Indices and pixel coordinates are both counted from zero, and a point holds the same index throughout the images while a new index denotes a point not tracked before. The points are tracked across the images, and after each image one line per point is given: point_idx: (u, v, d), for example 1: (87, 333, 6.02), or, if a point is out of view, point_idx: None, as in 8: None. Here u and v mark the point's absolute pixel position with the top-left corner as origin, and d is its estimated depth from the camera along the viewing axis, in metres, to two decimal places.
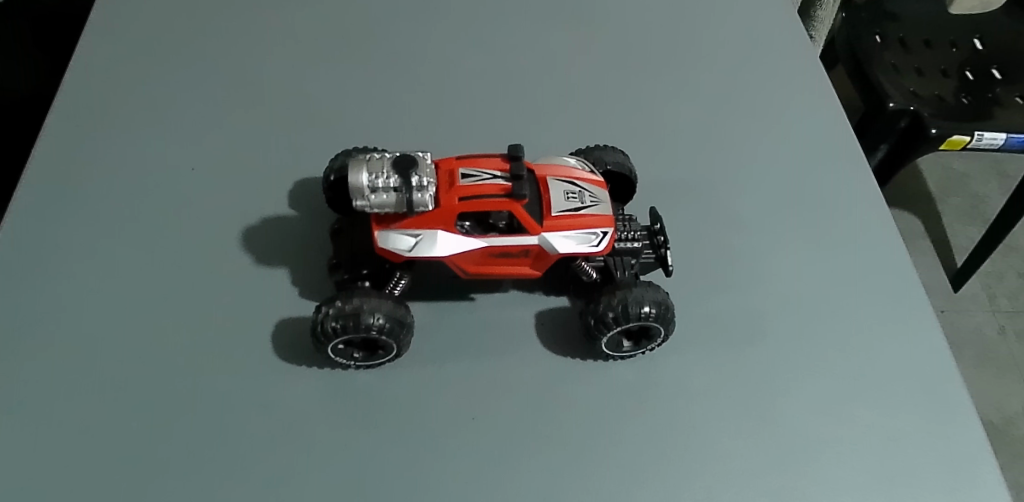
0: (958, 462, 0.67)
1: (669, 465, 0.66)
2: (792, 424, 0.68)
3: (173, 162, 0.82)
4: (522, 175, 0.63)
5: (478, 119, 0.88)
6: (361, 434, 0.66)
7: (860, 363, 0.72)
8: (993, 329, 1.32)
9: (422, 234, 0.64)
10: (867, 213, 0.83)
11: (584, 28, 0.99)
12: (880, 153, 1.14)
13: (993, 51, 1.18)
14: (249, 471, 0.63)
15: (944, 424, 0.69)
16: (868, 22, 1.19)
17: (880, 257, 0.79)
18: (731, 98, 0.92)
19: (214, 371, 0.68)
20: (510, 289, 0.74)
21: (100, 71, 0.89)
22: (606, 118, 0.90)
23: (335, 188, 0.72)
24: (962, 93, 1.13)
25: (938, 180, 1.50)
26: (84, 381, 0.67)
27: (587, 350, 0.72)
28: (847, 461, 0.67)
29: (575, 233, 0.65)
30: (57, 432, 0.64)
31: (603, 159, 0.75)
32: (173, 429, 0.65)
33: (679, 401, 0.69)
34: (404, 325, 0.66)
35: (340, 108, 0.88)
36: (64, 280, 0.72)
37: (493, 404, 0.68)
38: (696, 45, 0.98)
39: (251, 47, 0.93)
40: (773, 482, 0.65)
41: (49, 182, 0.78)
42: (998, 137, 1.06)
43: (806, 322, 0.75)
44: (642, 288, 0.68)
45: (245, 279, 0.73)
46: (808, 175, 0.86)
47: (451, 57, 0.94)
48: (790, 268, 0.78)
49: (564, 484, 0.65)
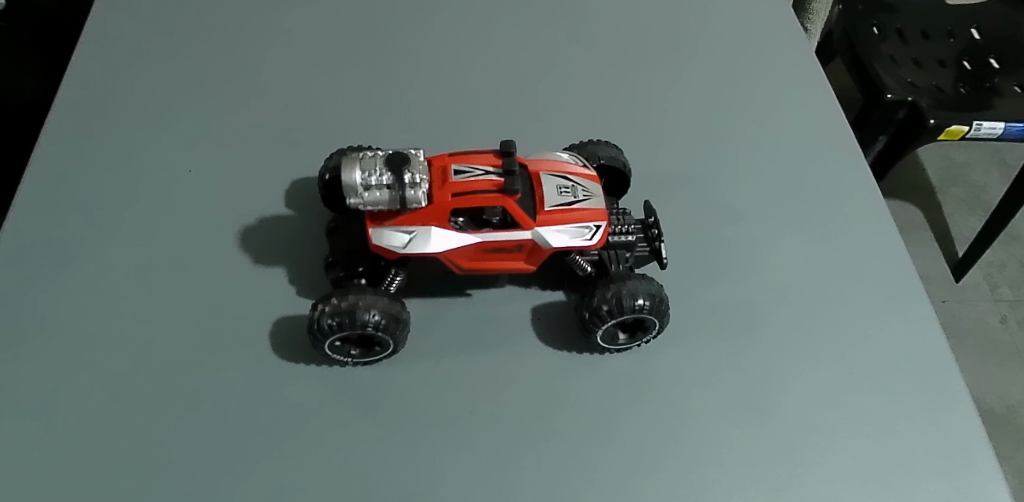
0: (956, 449, 0.67)
1: (668, 457, 0.66)
2: (790, 414, 0.69)
3: (170, 163, 0.82)
4: (514, 170, 0.63)
5: (475, 116, 0.89)
6: (361, 431, 0.66)
7: (857, 352, 0.72)
8: (995, 318, 1.33)
9: (415, 230, 0.64)
10: (864, 203, 0.83)
11: (580, 23, 0.99)
12: (879, 144, 1.14)
13: (991, 40, 1.18)
14: (249, 468, 0.64)
15: (942, 412, 0.69)
16: (865, 13, 1.19)
17: (877, 248, 0.79)
18: (727, 91, 0.93)
19: (213, 370, 0.69)
20: (506, 285, 0.75)
21: (96, 75, 0.89)
22: (602, 112, 0.90)
23: (329, 187, 0.73)
24: (959, 82, 1.13)
25: (937, 170, 1.50)
26: (84, 382, 0.67)
27: (583, 344, 0.72)
28: (846, 450, 0.67)
29: (568, 227, 0.66)
30: (57, 433, 0.65)
31: (596, 153, 0.76)
32: (174, 428, 0.65)
33: (677, 392, 0.70)
34: (400, 321, 0.66)
35: (336, 108, 0.88)
36: (62, 283, 0.73)
37: (491, 399, 0.68)
38: (692, 39, 0.98)
39: (247, 48, 0.94)
40: (770, 473, 0.66)
41: (47, 186, 0.79)
42: (996, 126, 1.06)
43: (804, 312, 0.75)
44: (636, 280, 0.68)
45: (242, 279, 0.74)
46: (804, 167, 0.86)
47: (446, 55, 0.94)
48: (787, 259, 0.79)
49: (563, 477, 0.65)
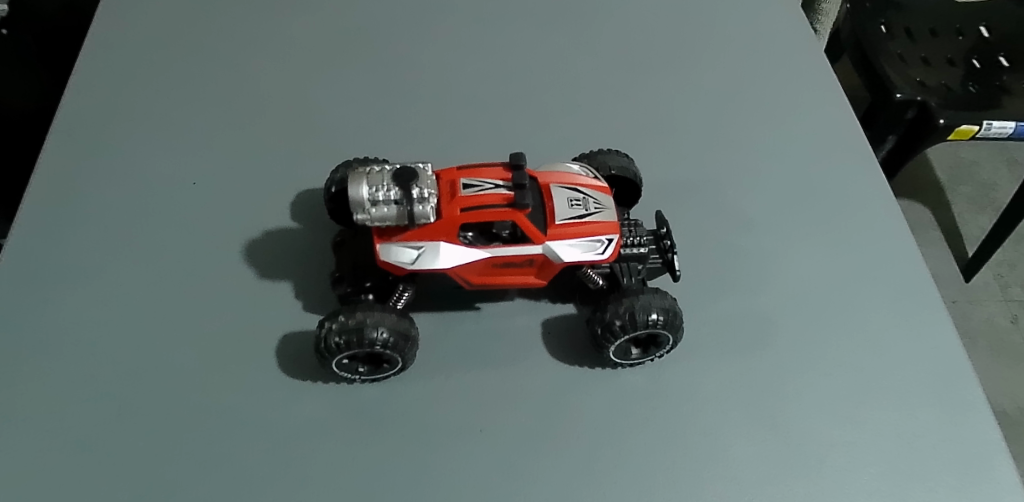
0: (973, 459, 0.66)
1: (680, 472, 0.65)
2: (803, 426, 0.67)
3: (173, 176, 0.81)
4: (525, 184, 0.62)
5: (480, 123, 0.87)
6: (368, 448, 0.65)
7: (872, 361, 0.71)
8: (1006, 318, 1.31)
9: (424, 246, 0.63)
10: (877, 209, 0.82)
11: (588, 29, 0.98)
12: (888, 145, 1.12)
13: (1000, 38, 1.16)
14: (255, 489, 0.63)
15: (959, 421, 0.68)
16: (872, 12, 1.16)
17: (892, 255, 0.78)
18: (736, 95, 0.91)
19: (219, 388, 0.67)
20: (515, 298, 0.74)
21: (98, 88, 0.88)
22: (610, 120, 0.89)
23: (335, 200, 0.71)
24: (968, 81, 1.11)
25: (947, 170, 1.48)
26: (87, 402, 0.66)
27: (595, 358, 0.71)
28: (861, 462, 0.66)
29: (580, 241, 0.64)
30: (61, 455, 0.63)
31: (606, 163, 0.74)
32: (179, 448, 0.64)
33: (689, 405, 0.68)
34: (409, 339, 0.65)
35: (340, 118, 0.87)
36: (64, 302, 0.71)
37: (500, 414, 0.67)
38: (700, 43, 0.97)
39: (249, 58, 0.93)
40: (784, 486, 0.64)
41: (49, 201, 0.78)
42: (1006, 125, 1.05)
43: (817, 322, 0.74)
44: (650, 294, 0.67)
45: (247, 294, 0.73)
46: (816, 173, 0.84)
47: (451, 62, 0.93)
48: (799, 267, 0.77)
49: (572, 492, 0.64)
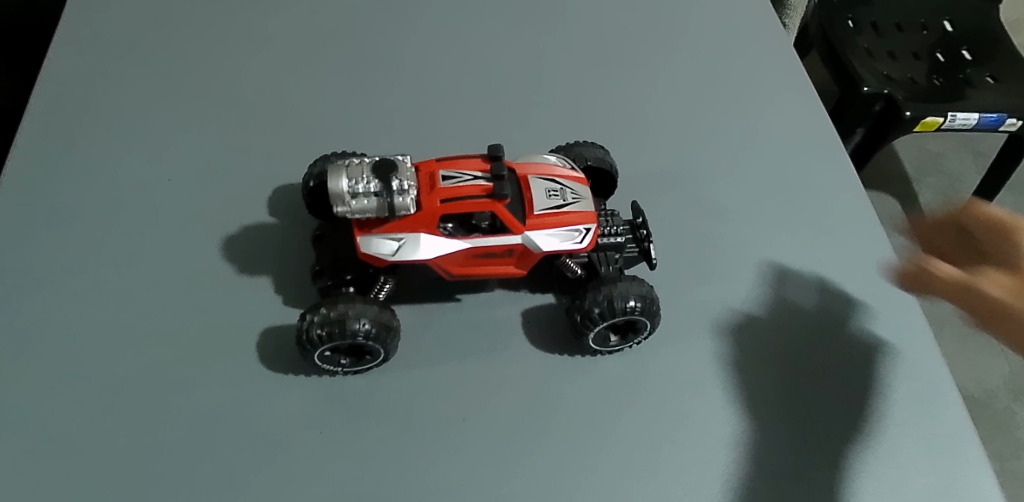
0: (944, 439, 0.68)
1: (662, 457, 0.66)
2: (780, 411, 0.69)
3: (150, 173, 0.81)
4: (503, 175, 0.63)
5: (458, 119, 0.88)
6: (353, 440, 0.66)
7: (844, 346, 0.73)
8: None
9: (404, 238, 0.63)
10: (847, 198, 0.84)
11: (562, 24, 0.99)
12: (856, 137, 1.15)
13: (962, 32, 1.19)
14: (241, 482, 0.63)
15: (929, 403, 0.70)
16: (840, 6, 1.18)
17: (862, 243, 0.80)
18: (709, 88, 0.93)
19: (202, 383, 0.67)
20: (495, 288, 0.74)
21: (71, 85, 0.87)
22: (587, 113, 0.90)
23: (314, 194, 0.72)
24: (933, 74, 1.14)
25: (914, 162, 1.52)
26: (68, 399, 0.66)
27: (574, 346, 0.72)
28: (837, 445, 0.68)
29: (559, 230, 0.65)
30: (44, 452, 0.63)
31: (583, 154, 0.75)
32: (164, 442, 0.64)
33: (669, 391, 0.69)
34: (391, 330, 0.65)
35: (317, 113, 0.87)
36: (41, 300, 0.71)
37: (483, 404, 0.68)
38: (672, 37, 0.98)
39: (224, 55, 0.92)
40: (763, 470, 0.66)
41: (25, 199, 0.77)
42: (970, 117, 1.07)
43: (791, 308, 0.75)
44: (628, 281, 0.68)
45: (228, 290, 0.73)
46: (788, 164, 0.86)
47: (427, 57, 0.94)
48: (772, 256, 0.79)
49: (557, 480, 0.65)
